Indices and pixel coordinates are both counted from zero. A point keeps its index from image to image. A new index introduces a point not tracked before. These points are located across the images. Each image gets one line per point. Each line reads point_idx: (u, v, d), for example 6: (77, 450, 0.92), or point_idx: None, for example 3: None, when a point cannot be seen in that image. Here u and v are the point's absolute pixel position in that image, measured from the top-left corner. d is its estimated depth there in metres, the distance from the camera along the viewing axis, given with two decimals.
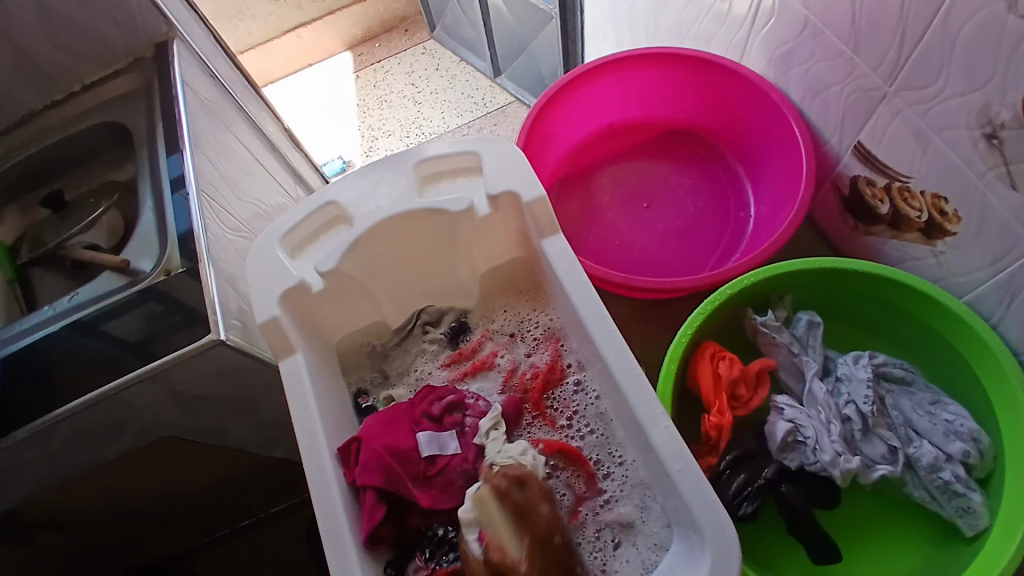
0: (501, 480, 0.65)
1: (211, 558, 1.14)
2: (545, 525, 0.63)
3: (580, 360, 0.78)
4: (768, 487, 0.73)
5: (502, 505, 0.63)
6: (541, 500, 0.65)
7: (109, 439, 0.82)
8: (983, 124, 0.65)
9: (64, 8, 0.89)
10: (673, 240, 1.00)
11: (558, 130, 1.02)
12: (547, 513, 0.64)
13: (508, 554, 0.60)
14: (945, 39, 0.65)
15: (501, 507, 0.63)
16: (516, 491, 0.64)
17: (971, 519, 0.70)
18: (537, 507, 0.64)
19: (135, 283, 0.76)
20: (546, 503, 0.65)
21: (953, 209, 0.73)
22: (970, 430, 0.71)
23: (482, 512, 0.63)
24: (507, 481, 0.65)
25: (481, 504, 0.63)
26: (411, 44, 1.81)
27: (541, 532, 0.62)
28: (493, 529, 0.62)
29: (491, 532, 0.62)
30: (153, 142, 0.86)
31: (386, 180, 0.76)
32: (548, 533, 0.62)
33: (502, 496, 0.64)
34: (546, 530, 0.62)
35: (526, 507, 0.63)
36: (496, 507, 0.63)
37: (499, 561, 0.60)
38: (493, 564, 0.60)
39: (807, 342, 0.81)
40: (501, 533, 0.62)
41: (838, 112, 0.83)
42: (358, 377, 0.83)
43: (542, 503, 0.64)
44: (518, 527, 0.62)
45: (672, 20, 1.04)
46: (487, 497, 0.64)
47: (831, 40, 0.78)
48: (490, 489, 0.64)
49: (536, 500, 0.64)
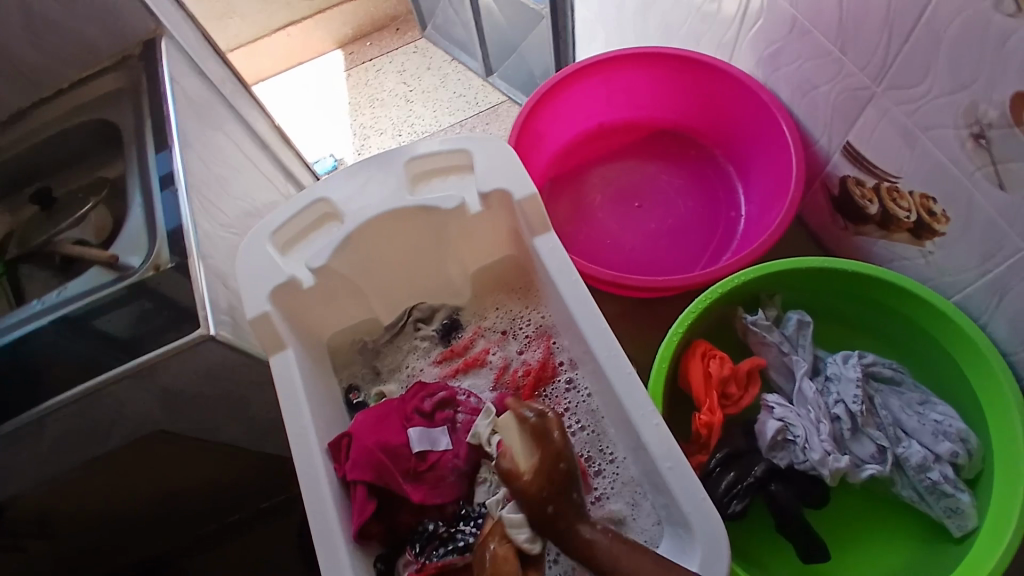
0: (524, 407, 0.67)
1: (200, 559, 1.13)
2: (555, 450, 0.63)
3: (571, 358, 0.78)
4: (757, 485, 0.74)
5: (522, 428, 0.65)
6: (557, 425, 0.64)
7: (98, 439, 0.81)
8: (970, 124, 0.66)
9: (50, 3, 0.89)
10: (663, 240, 1.00)
11: (550, 130, 1.02)
12: (561, 439, 0.64)
13: (514, 465, 0.63)
14: (930, 39, 0.66)
15: (519, 428, 0.65)
16: (533, 415, 0.66)
17: (960, 520, 0.70)
18: (550, 431, 0.64)
19: (124, 278, 0.74)
20: (560, 428, 0.64)
21: (941, 209, 0.74)
22: (959, 430, 0.72)
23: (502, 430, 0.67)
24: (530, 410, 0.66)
25: (505, 426, 0.67)
26: (403, 42, 1.80)
27: (548, 453, 0.62)
28: (509, 442, 0.65)
29: (505, 443, 0.65)
30: (141, 138, 0.86)
31: (376, 179, 0.75)
32: (554, 457, 0.62)
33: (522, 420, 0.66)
34: (554, 453, 0.62)
35: (540, 428, 0.64)
36: (515, 427, 0.66)
37: (506, 466, 0.64)
38: (501, 469, 0.64)
39: (797, 340, 0.81)
40: (514, 448, 0.64)
41: (827, 112, 0.84)
42: (350, 374, 0.83)
43: (556, 427, 0.64)
44: (530, 445, 0.64)
45: (661, 21, 1.04)
46: (511, 421, 0.66)
47: (818, 40, 0.78)
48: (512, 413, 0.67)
49: (551, 425, 0.64)
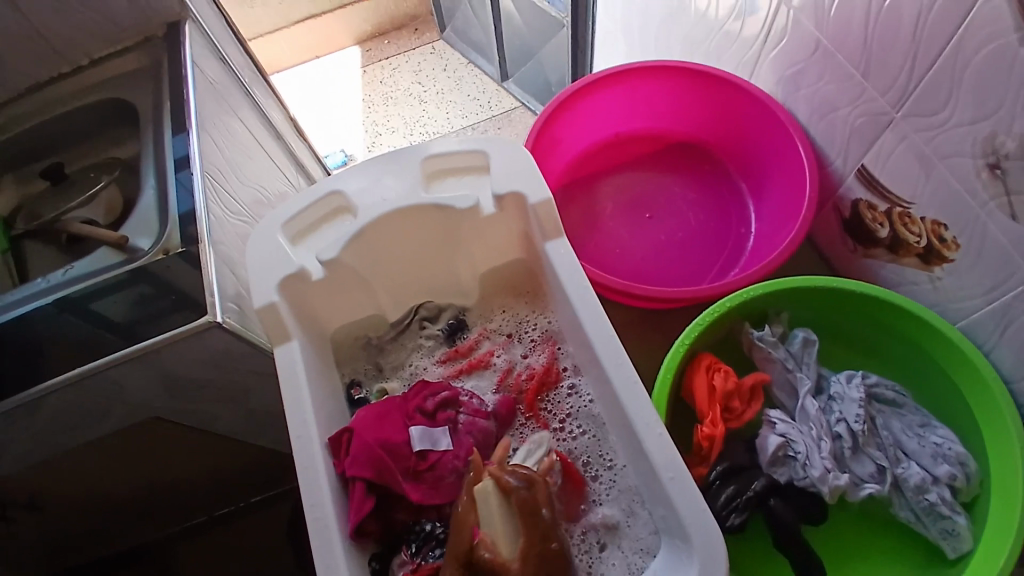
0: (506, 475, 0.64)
1: (186, 547, 1.13)
2: (544, 530, 0.61)
3: (576, 364, 0.78)
4: (756, 500, 0.74)
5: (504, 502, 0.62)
6: (546, 503, 0.63)
7: (96, 419, 0.81)
8: (987, 153, 0.66)
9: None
10: (673, 251, 1.00)
11: (566, 136, 1.02)
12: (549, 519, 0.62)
13: (498, 554, 0.60)
14: (955, 66, 0.66)
15: (503, 504, 0.62)
16: (521, 489, 0.62)
17: (955, 542, 0.70)
18: (539, 509, 0.62)
19: (131, 261, 0.74)
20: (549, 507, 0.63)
21: (952, 236, 0.74)
22: (958, 453, 0.72)
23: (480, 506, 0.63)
24: (517, 481, 0.63)
25: (481, 499, 0.63)
26: (420, 43, 1.82)
27: (537, 537, 0.60)
28: (489, 527, 0.61)
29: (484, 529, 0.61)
30: (160, 121, 0.86)
31: (393, 173, 0.76)
32: (545, 539, 0.61)
33: (506, 494, 0.62)
34: (542, 535, 0.61)
35: (529, 505, 0.62)
36: (496, 503, 0.62)
37: (489, 560, 0.59)
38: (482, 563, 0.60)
39: (802, 359, 0.81)
40: (498, 532, 0.61)
41: (844, 133, 0.84)
42: (352, 369, 0.82)
43: (545, 506, 0.62)
44: (518, 528, 0.61)
45: (684, 35, 1.05)
46: (490, 492, 0.63)
47: (841, 62, 0.79)
48: (492, 484, 0.63)
49: (540, 501, 0.62)
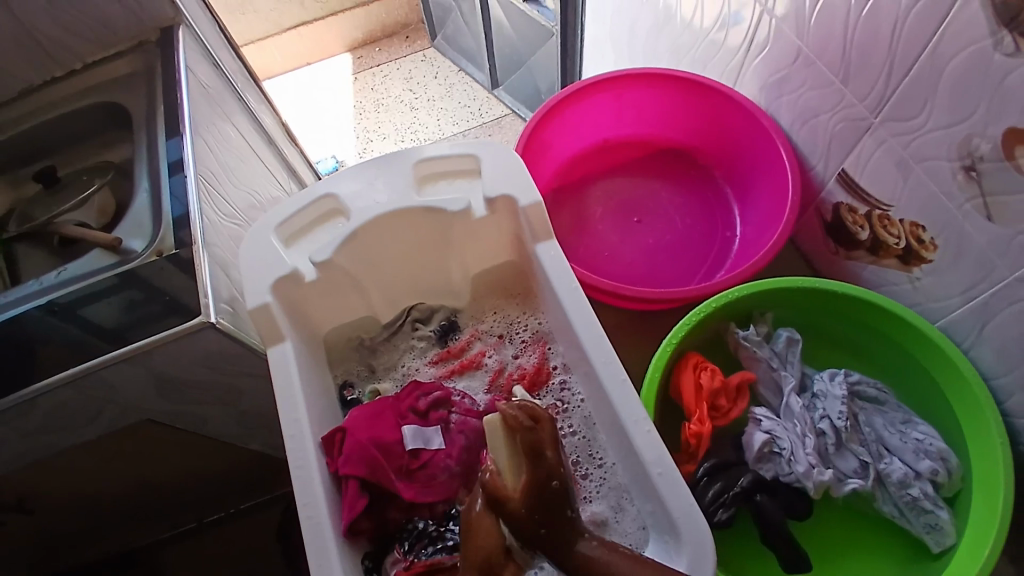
0: (516, 412, 0.59)
1: (176, 553, 1.13)
2: (548, 469, 0.56)
3: (566, 363, 0.79)
4: (744, 496, 0.75)
5: (512, 440, 0.57)
6: (551, 446, 0.58)
7: (87, 421, 0.80)
8: (963, 156, 0.69)
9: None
10: (662, 254, 1.02)
11: (556, 141, 1.04)
12: (554, 461, 0.57)
13: (500, 483, 0.55)
14: (931, 73, 0.69)
15: (509, 439, 0.57)
16: (528, 429, 0.57)
17: (939, 536, 0.72)
18: (544, 450, 0.57)
19: (124, 262, 0.76)
20: (555, 449, 0.57)
21: (929, 237, 0.76)
22: (939, 449, 0.74)
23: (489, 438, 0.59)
24: (523, 416, 0.59)
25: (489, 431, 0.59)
26: (412, 51, 1.84)
27: (539, 474, 0.55)
28: (495, 454, 0.58)
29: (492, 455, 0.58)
30: (153, 124, 0.87)
31: (386, 176, 0.77)
32: (546, 479, 0.55)
33: (514, 431, 0.58)
34: (546, 473, 0.55)
35: (532, 443, 0.57)
36: (504, 438, 0.58)
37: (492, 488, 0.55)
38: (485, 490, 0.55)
39: (786, 357, 0.83)
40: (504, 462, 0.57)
41: (825, 139, 0.87)
42: (344, 370, 0.83)
43: (550, 448, 0.57)
44: (523, 464, 0.56)
45: (671, 43, 1.07)
46: (499, 427, 0.58)
47: (822, 70, 0.82)
48: (501, 418, 0.59)
49: (545, 443, 0.57)
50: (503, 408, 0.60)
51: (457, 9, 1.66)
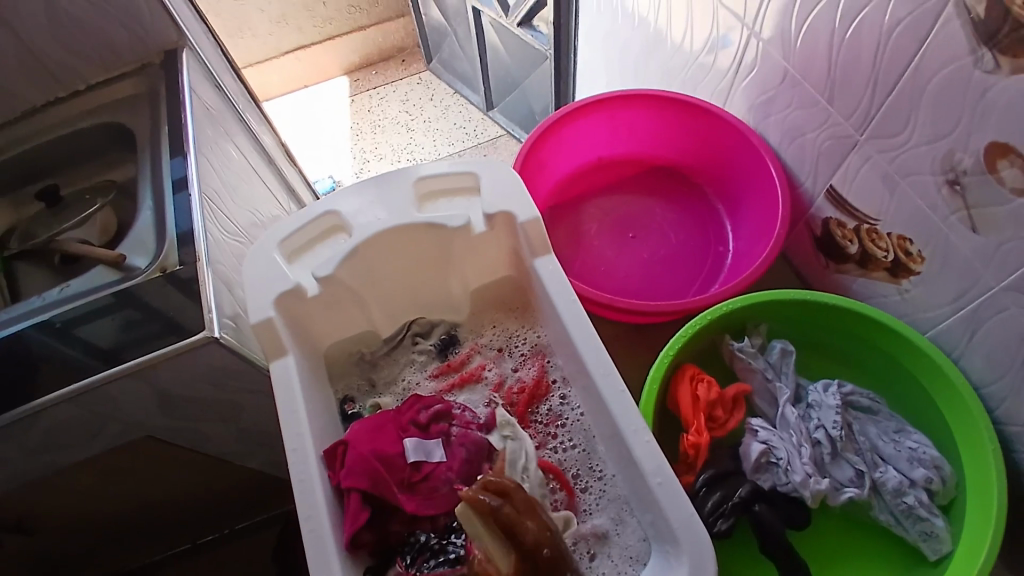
0: (480, 493, 0.59)
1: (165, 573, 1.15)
2: (532, 541, 0.58)
3: (565, 376, 0.80)
4: (742, 506, 0.76)
5: (487, 523, 0.58)
6: (528, 514, 0.59)
7: (87, 438, 0.80)
8: (946, 171, 0.71)
9: (72, 5, 0.91)
10: (657, 268, 1.04)
11: (552, 159, 1.06)
12: (536, 527, 0.59)
13: (494, 567, 0.58)
14: (914, 91, 0.72)
15: (485, 525, 0.58)
16: (497, 505, 0.58)
17: (935, 544, 0.73)
18: (523, 522, 0.58)
19: (128, 278, 0.76)
20: (533, 516, 0.59)
21: (917, 250, 0.79)
22: (933, 457, 0.76)
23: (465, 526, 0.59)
24: (493, 499, 0.58)
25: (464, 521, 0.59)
26: (408, 74, 1.88)
27: (527, 546, 0.58)
28: (478, 542, 0.59)
29: (475, 545, 0.59)
30: (157, 144, 0.88)
31: (388, 192, 0.78)
32: (535, 548, 0.58)
33: (486, 514, 0.58)
34: (533, 544, 0.58)
35: (511, 521, 0.58)
36: (479, 524, 0.58)
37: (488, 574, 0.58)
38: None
39: (780, 369, 0.85)
40: (489, 547, 0.58)
41: (813, 156, 0.90)
42: (345, 386, 0.84)
43: (528, 517, 0.59)
44: (506, 544, 0.58)
45: (662, 65, 1.11)
46: (469, 516, 0.58)
47: (808, 90, 0.85)
48: (469, 506, 0.58)
49: (522, 515, 0.58)
50: (465, 490, 0.59)
51: (452, 34, 1.70)
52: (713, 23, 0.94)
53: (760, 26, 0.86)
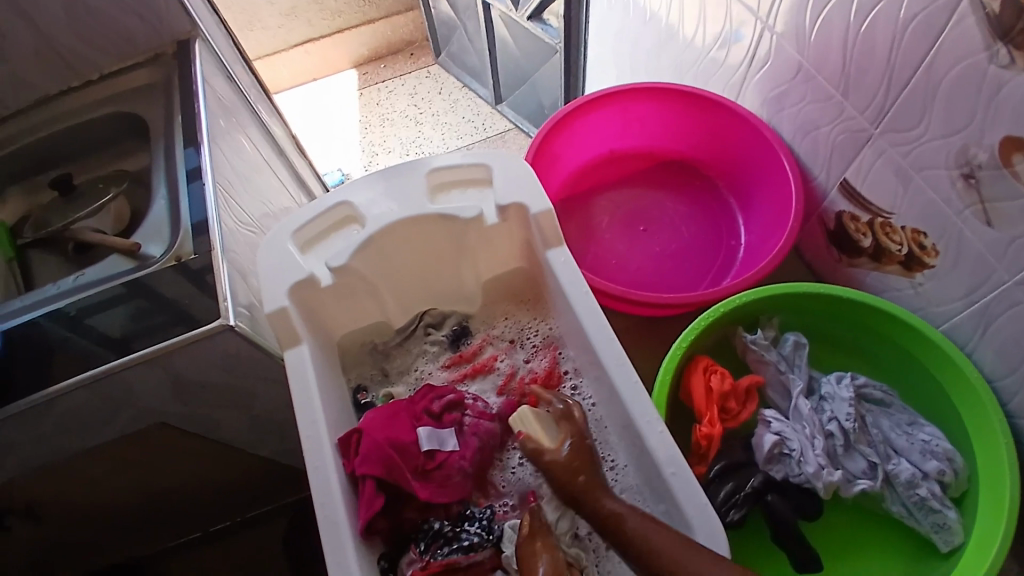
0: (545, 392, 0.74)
1: (173, 560, 1.18)
2: (579, 427, 0.69)
3: (577, 367, 0.80)
4: (755, 496, 0.77)
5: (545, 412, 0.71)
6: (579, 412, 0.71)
7: (102, 426, 0.81)
8: (961, 165, 0.71)
9: None
10: (668, 261, 1.04)
11: (564, 152, 1.07)
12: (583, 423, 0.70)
13: (541, 442, 0.68)
14: (928, 85, 0.71)
15: (543, 411, 0.71)
16: (554, 398, 0.72)
17: (947, 535, 0.73)
18: (573, 411, 0.71)
19: (144, 266, 0.78)
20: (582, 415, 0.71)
21: (931, 244, 0.79)
22: (945, 450, 0.76)
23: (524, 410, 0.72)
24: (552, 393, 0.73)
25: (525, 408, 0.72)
26: (416, 67, 1.88)
27: (573, 429, 0.69)
28: (531, 424, 0.70)
29: (529, 425, 0.70)
30: (170, 134, 0.88)
31: (402, 183, 0.79)
32: (579, 432, 0.69)
33: (545, 402, 0.72)
34: (578, 432, 0.69)
35: (563, 410, 0.71)
36: (537, 408, 0.72)
37: (534, 447, 0.68)
38: (529, 451, 0.68)
39: (793, 361, 0.85)
40: (539, 428, 0.70)
41: (827, 150, 0.90)
42: (358, 374, 0.85)
43: (578, 412, 0.71)
44: (557, 427, 0.69)
45: (674, 58, 1.11)
46: (531, 403, 0.72)
47: (822, 84, 0.85)
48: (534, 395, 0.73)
49: (573, 409, 0.71)
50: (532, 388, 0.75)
51: (461, 27, 1.70)
52: (727, 17, 0.93)
53: (773, 19, 0.86)
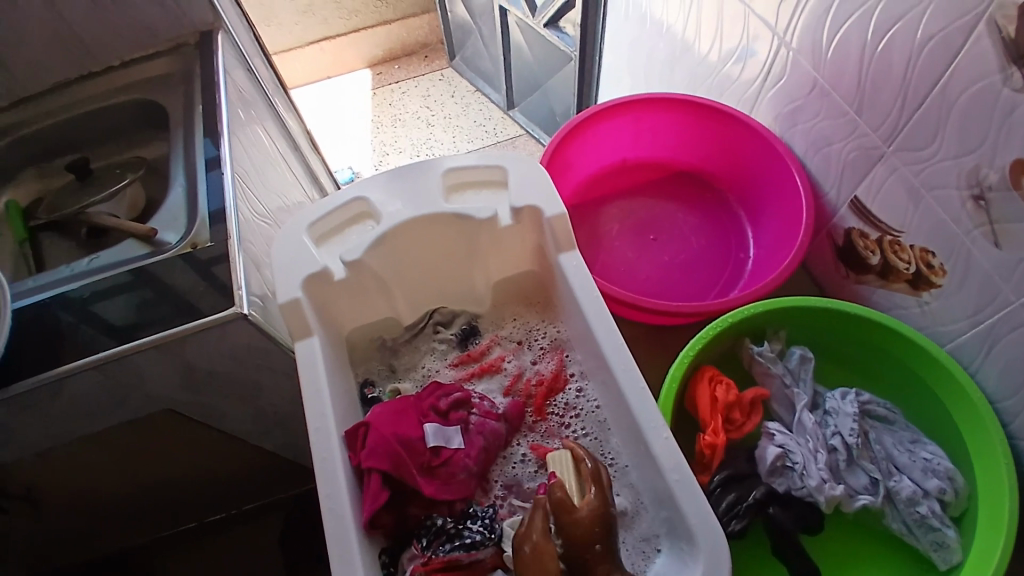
0: (582, 449, 0.71)
1: (170, 556, 1.18)
2: (606, 495, 0.65)
3: (584, 370, 0.81)
4: (757, 507, 0.77)
5: (579, 470, 0.68)
6: (610, 478, 0.68)
7: (108, 411, 0.81)
8: (972, 185, 0.72)
9: None
10: (676, 271, 1.05)
11: (577, 159, 1.08)
12: (611, 491, 0.66)
13: (568, 497, 0.65)
14: (942, 105, 0.72)
15: (576, 468, 0.69)
16: (592, 459, 0.69)
17: (946, 554, 0.74)
18: (604, 477, 0.67)
19: (159, 253, 0.79)
20: (613, 483, 0.67)
21: (939, 263, 0.80)
22: (947, 468, 0.76)
23: (558, 464, 0.69)
24: (587, 452, 0.70)
25: (559, 461, 0.70)
26: (430, 70, 1.90)
27: (601, 495, 0.65)
28: (563, 478, 0.68)
29: (560, 478, 0.68)
30: (190, 123, 0.89)
31: (418, 181, 0.79)
32: (607, 504, 0.64)
33: (581, 460, 0.69)
34: (608, 500, 0.65)
35: (596, 470, 0.67)
36: (571, 465, 0.69)
37: (561, 494, 0.64)
38: (554, 495, 0.64)
39: (799, 375, 0.86)
40: (568, 483, 0.67)
41: (839, 167, 0.91)
42: (366, 369, 0.85)
43: (609, 482, 0.67)
44: (585, 488, 0.66)
45: (689, 71, 1.12)
46: (567, 455, 0.70)
47: (837, 101, 0.86)
48: (571, 449, 0.70)
49: (604, 475, 0.67)
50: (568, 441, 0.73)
51: (477, 32, 1.72)
52: (744, 32, 0.95)
53: (790, 36, 0.87)
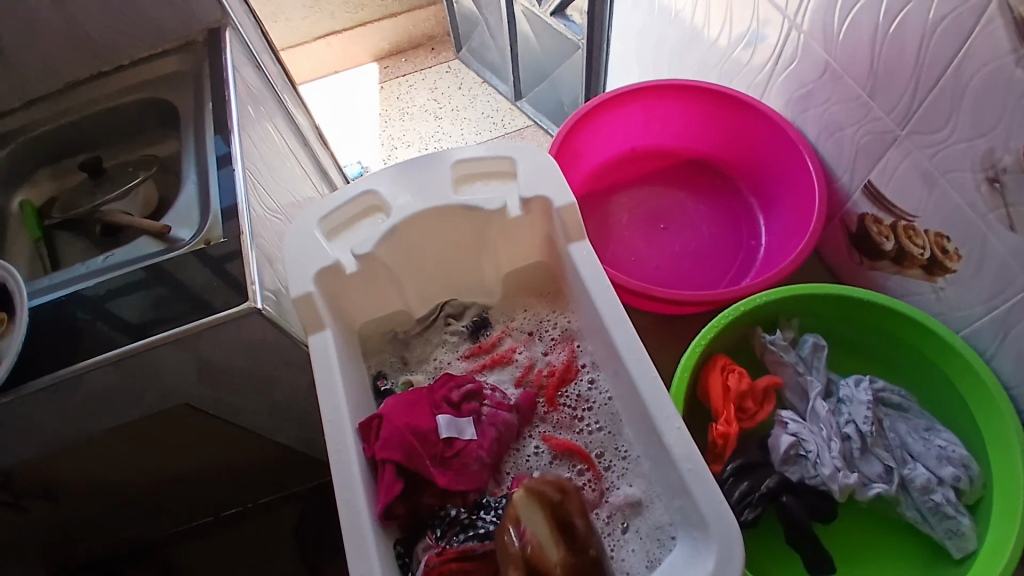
0: (543, 486, 0.67)
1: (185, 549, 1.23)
2: (582, 538, 0.64)
3: (595, 360, 0.81)
4: (769, 497, 0.77)
5: (546, 514, 0.65)
6: (579, 514, 0.66)
7: (127, 407, 0.82)
8: (986, 168, 0.71)
9: None
10: (688, 260, 1.05)
11: (586, 148, 1.07)
12: (584, 528, 0.65)
13: (543, 552, 0.62)
14: (956, 87, 0.71)
15: (544, 513, 0.65)
16: (557, 499, 0.66)
17: (959, 542, 0.73)
18: (575, 518, 0.65)
19: (173, 249, 0.80)
20: (583, 517, 0.66)
21: (954, 248, 0.78)
22: (961, 456, 0.76)
23: (524, 512, 0.65)
24: (553, 491, 0.67)
25: (524, 506, 0.65)
26: (437, 62, 1.89)
27: (576, 543, 0.64)
28: (534, 528, 0.64)
29: (530, 528, 0.63)
30: (201, 121, 0.90)
31: (426, 174, 0.79)
32: (586, 544, 0.64)
33: (546, 504, 0.66)
34: (582, 542, 0.64)
35: (563, 514, 0.65)
36: (539, 512, 0.65)
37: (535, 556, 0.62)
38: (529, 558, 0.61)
39: (812, 363, 0.85)
40: (542, 535, 0.63)
41: (851, 151, 0.90)
42: (379, 361, 0.86)
43: (579, 516, 0.66)
44: (557, 536, 0.64)
45: (698, 58, 1.11)
46: (530, 500, 0.66)
47: (849, 85, 0.85)
48: (535, 493, 0.66)
49: (574, 512, 0.66)
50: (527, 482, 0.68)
51: (483, 23, 1.71)
52: (754, 17, 0.94)
53: (801, 18, 0.86)
